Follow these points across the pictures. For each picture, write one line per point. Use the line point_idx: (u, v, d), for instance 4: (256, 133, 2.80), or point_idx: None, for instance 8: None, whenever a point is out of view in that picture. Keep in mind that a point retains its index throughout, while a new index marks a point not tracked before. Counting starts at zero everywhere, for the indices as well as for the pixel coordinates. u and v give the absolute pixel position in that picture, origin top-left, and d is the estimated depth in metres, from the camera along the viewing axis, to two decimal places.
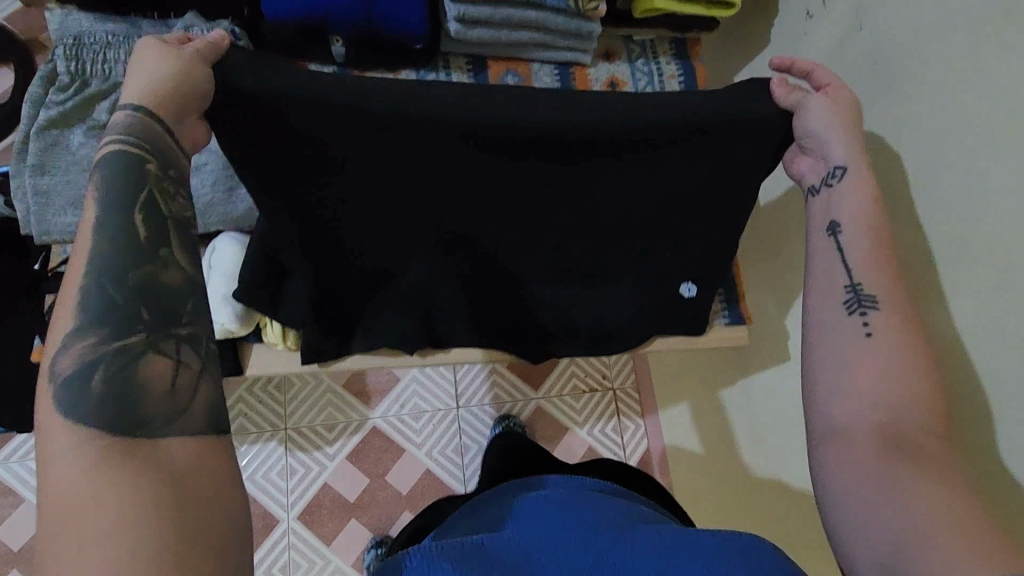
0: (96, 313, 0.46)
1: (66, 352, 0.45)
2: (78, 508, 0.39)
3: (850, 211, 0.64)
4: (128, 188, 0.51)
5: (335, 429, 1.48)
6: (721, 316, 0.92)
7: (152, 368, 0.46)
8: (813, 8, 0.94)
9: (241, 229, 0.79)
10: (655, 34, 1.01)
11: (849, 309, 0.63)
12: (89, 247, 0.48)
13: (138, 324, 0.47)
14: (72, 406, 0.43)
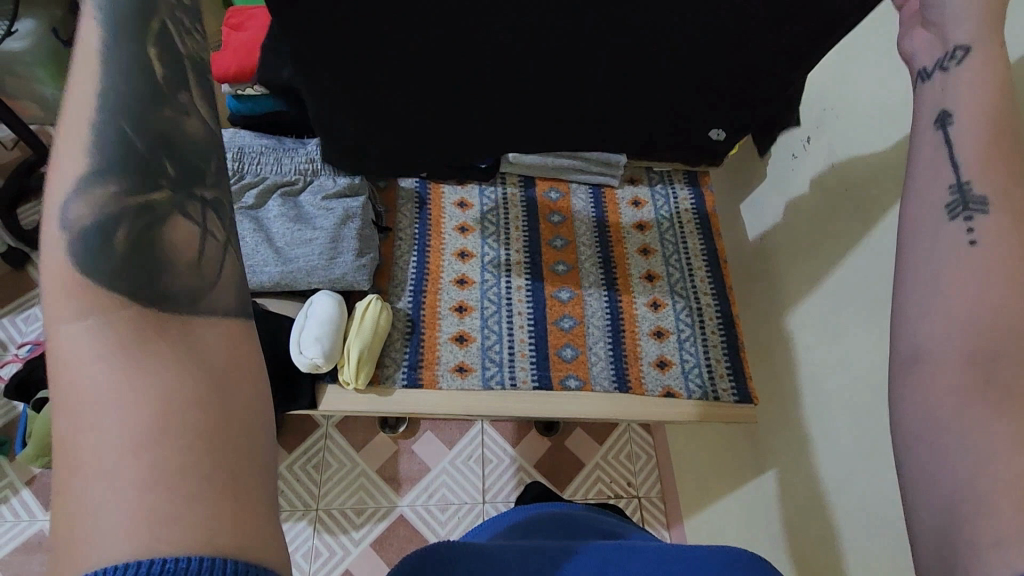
0: (111, 154, 0.37)
1: (79, 196, 0.35)
2: (94, 408, 0.31)
3: (967, 98, 0.44)
4: (135, 8, 0.42)
5: (364, 513, 1.54)
6: (730, 392, 1.05)
7: (173, 229, 0.38)
8: (796, 150, 1.09)
9: (337, 288, 1.00)
10: (672, 167, 1.26)
11: (951, 215, 0.42)
12: (93, 74, 0.39)
13: (160, 179, 0.38)
14: (86, 255, 0.34)
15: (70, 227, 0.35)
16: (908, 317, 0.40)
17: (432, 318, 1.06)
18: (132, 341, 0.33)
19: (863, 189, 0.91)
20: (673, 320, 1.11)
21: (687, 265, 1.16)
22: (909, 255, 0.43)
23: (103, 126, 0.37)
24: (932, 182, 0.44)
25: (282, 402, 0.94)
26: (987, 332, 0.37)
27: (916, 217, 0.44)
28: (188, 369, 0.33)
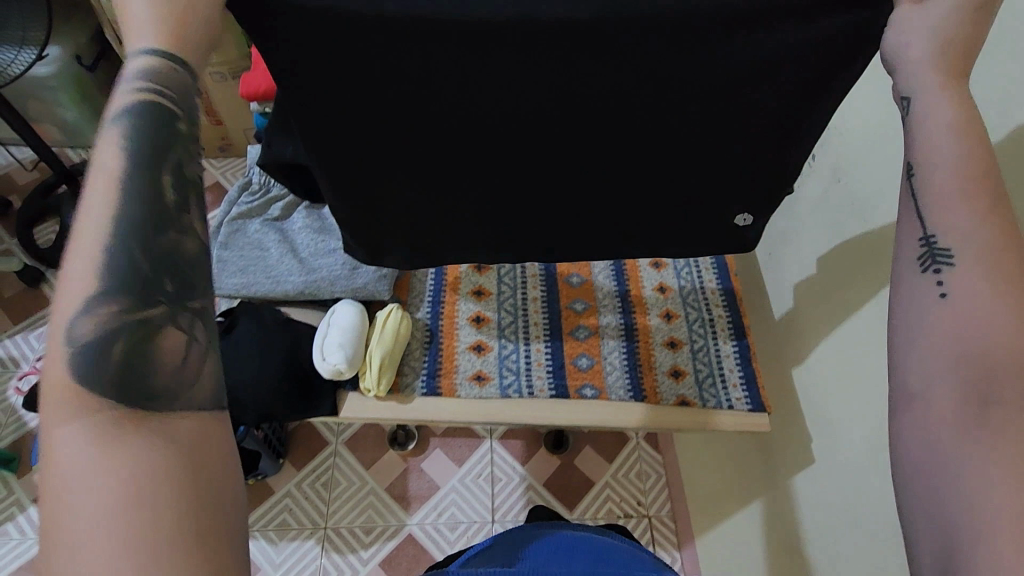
0: (124, 280, 0.37)
1: (84, 313, 0.35)
2: (76, 496, 0.31)
3: (930, 145, 0.47)
4: (156, 141, 0.42)
5: (372, 532, 1.54)
6: (743, 402, 1.06)
7: (166, 341, 0.37)
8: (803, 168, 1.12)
9: (358, 297, 1.02)
10: None
11: (922, 267, 0.45)
12: (103, 201, 0.38)
13: (158, 296, 0.38)
14: (78, 370, 0.34)
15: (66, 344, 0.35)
16: (899, 353, 0.44)
17: (451, 327, 1.08)
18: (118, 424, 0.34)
19: (866, 207, 0.94)
20: (686, 331, 1.13)
21: (698, 278, 1.19)
22: (898, 304, 0.47)
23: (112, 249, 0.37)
24: (908, 227, 0.48)
25: (303, 406, 0.95)
26: (969, 367, 0.40)
27: (900, 268, 0.48)
28: (166, 446, 0.34)
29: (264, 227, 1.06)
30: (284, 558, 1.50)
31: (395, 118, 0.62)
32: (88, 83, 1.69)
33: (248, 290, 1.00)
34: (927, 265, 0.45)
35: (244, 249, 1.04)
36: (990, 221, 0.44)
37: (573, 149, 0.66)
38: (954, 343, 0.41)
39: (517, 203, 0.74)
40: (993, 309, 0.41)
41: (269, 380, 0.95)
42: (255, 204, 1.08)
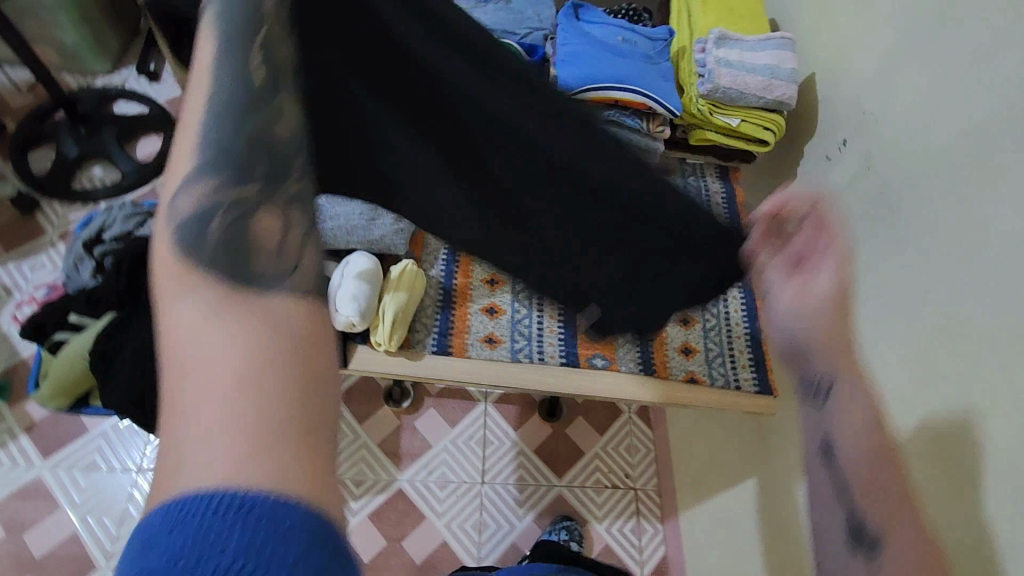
0: (219, 161, 0.45)
1: (186, 190, 0.44)
2: (192, 362, 0.36)
3: (839, 431, 0.63)
4: (248, 44, 0.50)
5: (363, 484, 1.54)
6: (751, 384, 1.06)
7: (261, 220, 0.45)
8: (831, 153, 1.18)
9: (373, 249, 1.00)
10: (704, 161, 1.31)
11: (850, 546, 0.61)
12: (201, 101, 0.47)
13: (252, 173, 0.46)
14: (183, 238, 0.42)
15: (172, 220, 0.43)
16: None
17: (465, 287, 1.07)
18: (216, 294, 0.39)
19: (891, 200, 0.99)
20: (699, 309, 1.12)
21: None
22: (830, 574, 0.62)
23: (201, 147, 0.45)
24: (831, 507, 0.63)
25: None
26: None
27: (830, 537, 0.63)
28: (259, 329, 0.38)
29: None
30: None
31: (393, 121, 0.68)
32: (87, 0, 1.59)
33: None
34: (853, 541, 0.61)
35: None
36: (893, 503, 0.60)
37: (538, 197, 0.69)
38: None
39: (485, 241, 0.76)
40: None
41: None
42: None
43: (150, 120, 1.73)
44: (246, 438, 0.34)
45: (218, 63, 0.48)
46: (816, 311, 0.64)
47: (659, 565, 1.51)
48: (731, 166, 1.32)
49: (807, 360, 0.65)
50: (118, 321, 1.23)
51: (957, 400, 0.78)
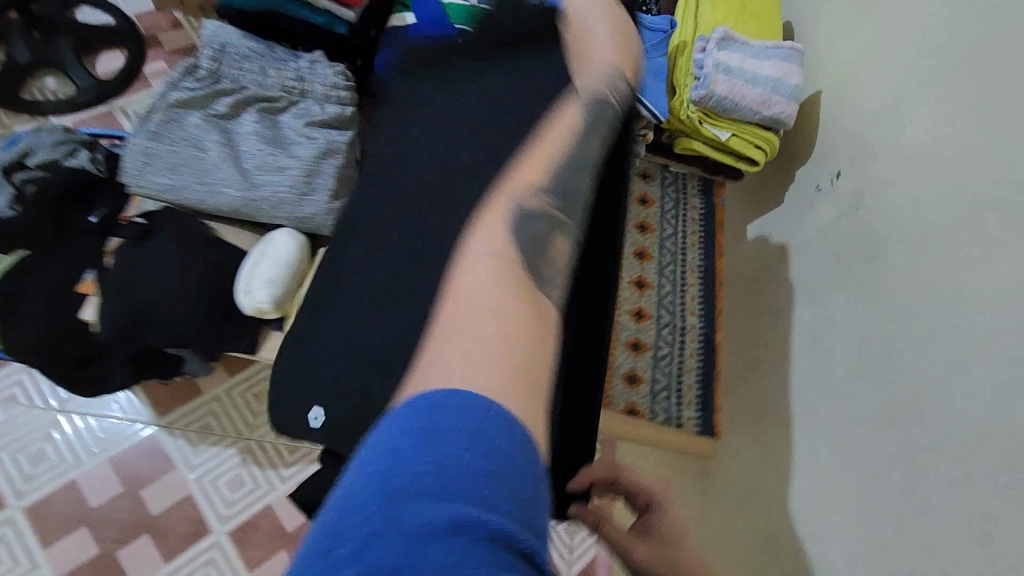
0: (552, 198, 0.62)
1: (520, 199, 0.60)
2: (485, 300, 0.49)
3: None
4: (600, 126, 0.74)
5: (294, 453, 1.70)
6: (694, 422, 0.99)
7: (557, 245, 0.59)
8: (821, 185, 1.11)
9: (300, 228, 0.89)
10: (688, 171, 1.21)
11: None
12: (548, 151, 0.67)
13: (566, 208, 0.62)
14: (514, 224, 0.57)
15: (519, 208, 0.59)
16: None
17: None
18: (514, 274, 0.53)
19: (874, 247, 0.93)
20: (654, 334, 1.05)
21: (680, 280, 1.11)
22: None
23: (550, 175, 0.63)
24: None
25: (226, 339, 0.86)
26: None
27: None
28: (533, 309, 0.51)
29: (207, 123, 0.90)
30: (203, 462, 1.65)
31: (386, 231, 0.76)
32: None
33: (176, 195, 0.86)
34: None
35: (178, 145, 0.87)
36: None
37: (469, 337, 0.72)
38: None
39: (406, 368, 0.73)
40: None
41: (191, 303, 0.83)
42: (199, 94, 0.90)
43: (118, 35, 1.55)
44: (506, 371, 0.44)
45: (579, 131, 0.71)
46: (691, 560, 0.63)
47: None
48: (716, 180, 1.22)
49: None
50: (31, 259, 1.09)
51: (903, 474, 0.74)
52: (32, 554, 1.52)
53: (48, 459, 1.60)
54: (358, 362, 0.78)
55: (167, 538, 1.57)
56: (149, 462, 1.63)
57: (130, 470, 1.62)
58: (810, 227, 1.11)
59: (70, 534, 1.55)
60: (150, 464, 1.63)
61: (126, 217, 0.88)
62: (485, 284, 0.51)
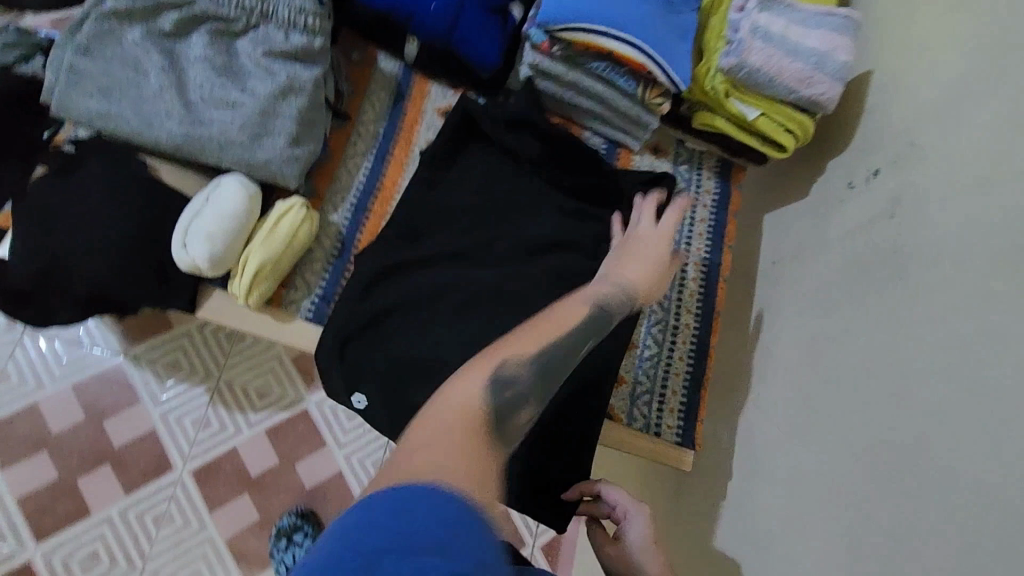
0: (546, 364, 0.61)
1: (520, 355, 0.59)
2: (450, 440, 0.48)
3: None
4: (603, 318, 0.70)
5: (265, 399, 1.63)
6: (673, 433, 0.91)
7: (524, 419, 0.56)
8: (855, 181, 0.98)
9: (252, 176, 0.79)
10: (706, 149, 1.07)
11: None
12: (574, 316, 0.68)
13: (549, 385, 0.60)
14: (483, 389, 0.53)
15: (492, 376, 0.55)
16: None
17: (368, 244, 0.88)
18: (473, 429, 0.50)
19: (903, 263, 0.83)
20: (642, 332, 0.95)
21: (680, 273, 0.99)
22: None
23: (535, 355, 0.60)
24: None
25: (155, 294, 0.77)
26: None
27: None
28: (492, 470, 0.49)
29: (148, 42, 0.77)
30: (170, 399, 1.60)
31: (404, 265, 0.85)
32: None
33: (108, 123, 0.75)
34: None
35: (115, 65, 0.76)
36: None
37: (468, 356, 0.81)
38: None
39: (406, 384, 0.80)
40: None
41: (109, 253, 0.73)
42: (140, 5, 0.77)
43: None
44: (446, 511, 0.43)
45: (576, 326, 0.67)
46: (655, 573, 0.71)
47: None
48: (737, 162, 1.08)
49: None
50: None
51: (905, 525, 0.68)
52: None
53: (8, 380, 1.55)
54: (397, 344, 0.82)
55: (128, 471, 1.54)
56: (114, 393, 1.58)
57: (92, 399, 1.57)
58: (834, 229, 1.00)
59: (32, 457, 1.52)
60: (113, 395, 1.58)
61: (54, 143, 0.78)
62: (459, 420, 0.50)
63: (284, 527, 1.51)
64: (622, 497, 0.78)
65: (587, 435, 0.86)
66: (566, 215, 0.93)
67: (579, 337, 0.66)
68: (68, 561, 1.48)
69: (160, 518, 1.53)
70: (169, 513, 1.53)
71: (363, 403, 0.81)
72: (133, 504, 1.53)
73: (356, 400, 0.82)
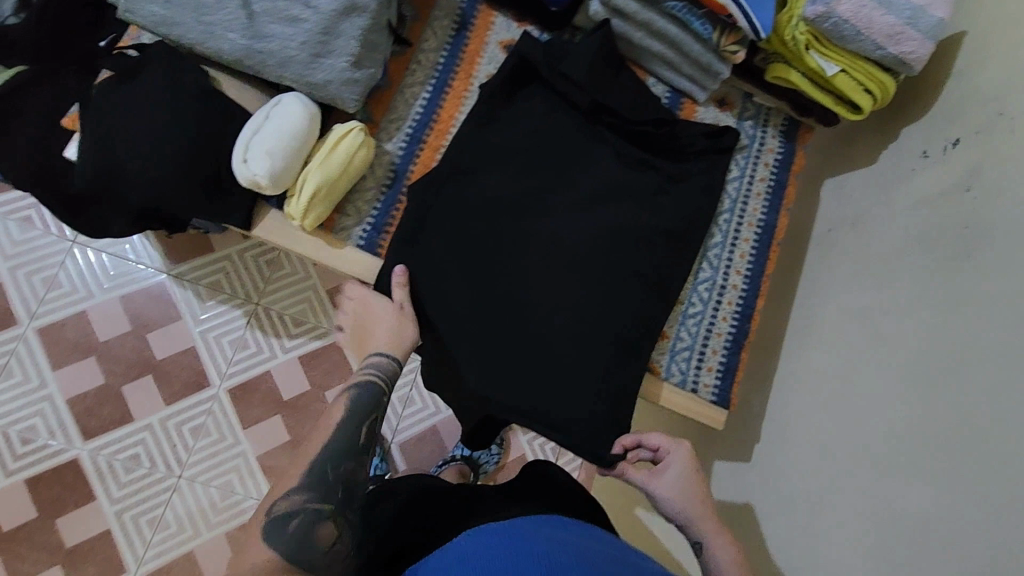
0: (325, 471, 0.72)
1: (286, 502, 0.69)
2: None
3: (722, 554, 0.73)
4: (368, 407, 0.78)
5: (300, 326, 1.68)
6: (710, 390, 0.92)
7: (324, 528, 0.69)
8: (931, 150, 0.93)
9: (311, 96, 0.77)
10: (775, 105, 1.02)
11: None
12: (340, 407, 0.78)
13: (330, 495, 0.71)
14: (267, 538, 0.67)
15: (266, 518, 0.68)
16: None
17: (422, 175, 0.87)
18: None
19: (975, 243, 0.81)
20: (689, 289, 0.94)
21: (733, 233, 0.97)
22: None
23: (312, 461, 0.73)
24: None
25: (210, 207, 0.78)
26: None
27: None
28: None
29: None
30: (210, 319, 1.65)
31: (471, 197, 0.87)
32: None
33: (171, 30, 0.74)
34: None
35: None
36: None
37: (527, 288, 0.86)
38: None
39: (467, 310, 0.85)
40: None
41: (167, 162, 0.73)
42: None
43: None
44: None
45: (343, 418, 0.77)
46: (694, 508, 0.77)
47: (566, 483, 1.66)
48: (805, 122, 1.03)
49: (690, 524, 0.76)
50: (24, 76, 0.98)
51: None
52: (42, 373, 1.58)
53: (60, 287, 1.62)
54: (450, 290, 0.85)
55: (169, 383, 1.61)
56: (159, 308, 1.64)
57: (138, 312, 1.63)
58: (899, 199, 0.95)
59: (82, 360, 1.60)
60: (157, 310, 1.64)
61: (117, 46, 0.78)
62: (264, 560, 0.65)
63: None
64: (662, 438, 0.83)
65: (625, 391, 0.87)
66: (626, 163, 0.92)
67: (348, 425, 0.76)
68: (113, 460, 1.57)
69: (198, 429, 1.61)
70: (206, 426, 1.61)
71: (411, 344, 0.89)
72: (174, 414, 1.60)
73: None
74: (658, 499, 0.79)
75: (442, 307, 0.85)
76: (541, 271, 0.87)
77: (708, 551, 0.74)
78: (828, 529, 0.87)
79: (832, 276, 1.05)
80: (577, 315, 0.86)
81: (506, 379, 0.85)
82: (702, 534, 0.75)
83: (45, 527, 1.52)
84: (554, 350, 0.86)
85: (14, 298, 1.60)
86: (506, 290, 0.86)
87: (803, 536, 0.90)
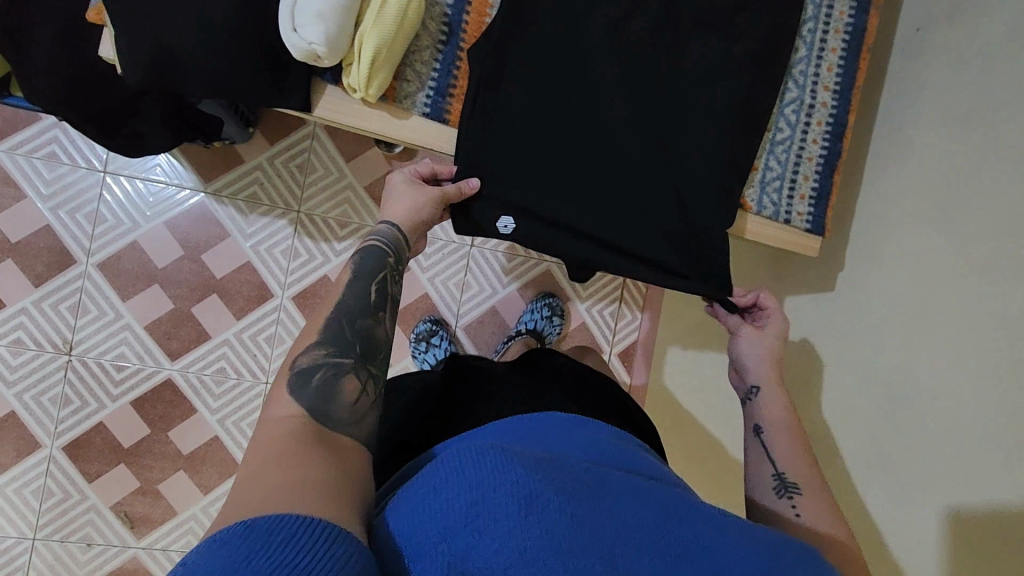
0: (338, 331, 0.65)
1: (305, 354, 0.62)
2: (270, 437, 0.53)
3: (774, 404, 0.75)
4: (376, 266, 0.73)
5: (346, 227, 1.66)
6: (803, 220, 0.90)
7: (348, 384, 0.61)
8: None
9: None
10: None
11: (778, 493, 0.68)
12: (349, 273, 0.71)
13: (352, 352, 0.65)
14: (291, 390, 0.59)
15: (289, 372, 0.61)
16: (759, 482, 0.70)
17: (479, 27, 0.80)
18: (302, 434, 0.54)
19: None
20: (777, 115, 0.88)
21: (819, 44, 0.88)
22: (753, 490, 0.70)
23: (329, 318, 0.66)
24: (760, 469, 0.70)
25: (268, 90, 0.74)
26: (804, 479, 0.68)
27: (756, 472, 0.70)
28: (309, 433, 0.55)
29: None
30: (254, 232, 1.63)
31: (545, 42, 0.80)
32: None
33: None
34: (779, 489, 0.68)
35: None
36: (801, 437, 0.72)
37: (613, 134, 0.82)
38: (803, 477, 0.68)
39: (552, 164, 0.82)
40: (814, 483, 0.68)
41: (217, 41, 0.67)
42: None
43: None
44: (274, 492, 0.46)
45: (350, 280, 0.71)
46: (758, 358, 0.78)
47: (629, 342, 1.71)
48: None
49: (753, 371, 0.78)
50: None
51: None
52: (114, 304, 1.59)
53: (105, 220, 1.58)
54: (533, 150, 0.81)
55: (234, 299, 1.63)
56: (204, 228, 1.61)
57: (186, 234, 1.61)
58: None
59: (144, 290, 1.60)
60: (204, 230, 1.61)
61: None
62: (280, 412, 0.57)
63: (418, 332, 1.60)
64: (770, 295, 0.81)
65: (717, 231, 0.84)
66: None
67: (360, 284, 0.70)
68: (202, 376, 1.63)
69: (272, 338, 1.66)
70: (278, 334, 1.66)
71: (510, 227, 0.82)
72: (245, 327, 1.64)
73: (502, 225, 0.82)
74: (739, 346, 0.80)
75: (530, 178, 0.81)
76: (625, 115, 0.82)
77: (761, 398, 0.76)
78: (928, 340, 0.87)
79: (922, 83, 0.96)
80: (665, 159, 0.83)
81: (599, 234, 0.82)
82: (761, 382, 0.77)
83: (159, 439, 1.62)
84: (646, 194, 0.83)
85: (63, 236, 1.56)
86: (595, 138, 0.82)
87: (904, 349, 0.91)
